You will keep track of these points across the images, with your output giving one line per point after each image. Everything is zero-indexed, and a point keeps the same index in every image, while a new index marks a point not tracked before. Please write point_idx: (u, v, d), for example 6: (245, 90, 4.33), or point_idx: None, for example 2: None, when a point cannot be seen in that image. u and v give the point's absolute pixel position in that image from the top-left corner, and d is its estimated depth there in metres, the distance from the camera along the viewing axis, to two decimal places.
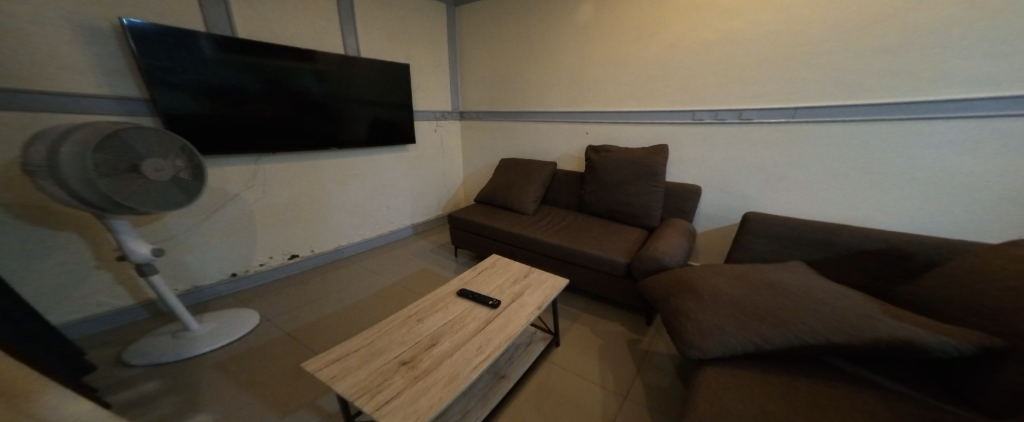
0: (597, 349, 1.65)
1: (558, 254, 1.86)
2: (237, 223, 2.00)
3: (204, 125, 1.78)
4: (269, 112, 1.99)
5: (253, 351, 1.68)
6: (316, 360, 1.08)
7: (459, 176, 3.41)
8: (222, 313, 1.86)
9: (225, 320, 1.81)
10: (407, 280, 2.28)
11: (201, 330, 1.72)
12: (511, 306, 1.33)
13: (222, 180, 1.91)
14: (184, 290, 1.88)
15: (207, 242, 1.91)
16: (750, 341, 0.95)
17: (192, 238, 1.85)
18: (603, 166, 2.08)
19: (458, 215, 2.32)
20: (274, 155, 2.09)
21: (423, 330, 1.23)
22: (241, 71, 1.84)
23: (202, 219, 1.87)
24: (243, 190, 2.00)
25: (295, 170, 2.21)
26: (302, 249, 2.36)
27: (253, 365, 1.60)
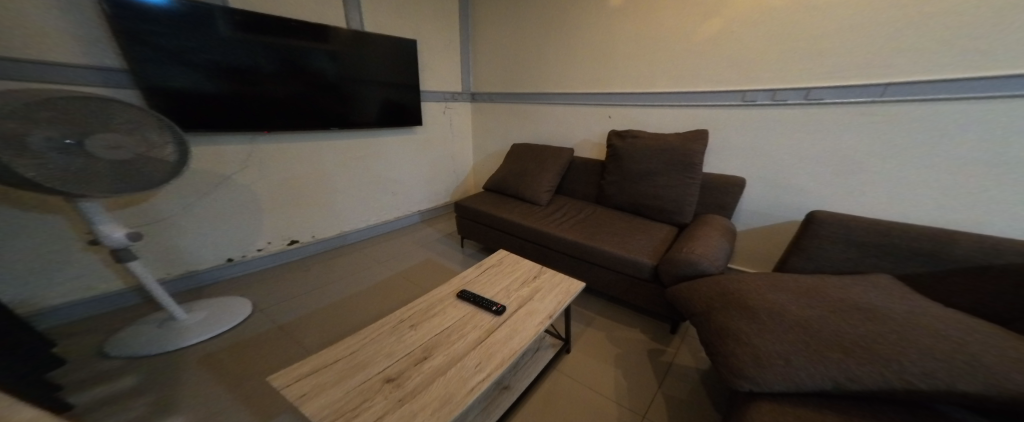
0: (612, 358, 1.43)
1: (573, 251, 1.64)
2: (235, 206, 1.87)
3: (212, 105, 1.66)
4: (280, 92, 1.86)
5: (240, 344, 1.55)
6: (286, 373, 0.93)
7: (469, 162, 3.21)
8: (213, 301, 1.74)
9: (216, 309, 1.69)
10: (410, 271, 2.12)
11: (194, 320, 1.60)
12: (517, 314, 1.13)
13: (217, 160, 1.76)
14: (176, 275, 1.77)
15: (204, 226, 1.79)
16: (825, 378, 0.72)
17: (182, 222, 1.72)
18: (628, 153, 1.83)
19: (465, 203, 2.12)
20: (269, 134, 1.91)
21: (415, 340, 1.05)
22: (256, 52, 1.73)
23: (193, 204, 1.73)
24: (234, 172, 1.83)
25: (297, 150, 2.05)
26: (303, 234, 2.22)
27: (242, 361, 1.47)
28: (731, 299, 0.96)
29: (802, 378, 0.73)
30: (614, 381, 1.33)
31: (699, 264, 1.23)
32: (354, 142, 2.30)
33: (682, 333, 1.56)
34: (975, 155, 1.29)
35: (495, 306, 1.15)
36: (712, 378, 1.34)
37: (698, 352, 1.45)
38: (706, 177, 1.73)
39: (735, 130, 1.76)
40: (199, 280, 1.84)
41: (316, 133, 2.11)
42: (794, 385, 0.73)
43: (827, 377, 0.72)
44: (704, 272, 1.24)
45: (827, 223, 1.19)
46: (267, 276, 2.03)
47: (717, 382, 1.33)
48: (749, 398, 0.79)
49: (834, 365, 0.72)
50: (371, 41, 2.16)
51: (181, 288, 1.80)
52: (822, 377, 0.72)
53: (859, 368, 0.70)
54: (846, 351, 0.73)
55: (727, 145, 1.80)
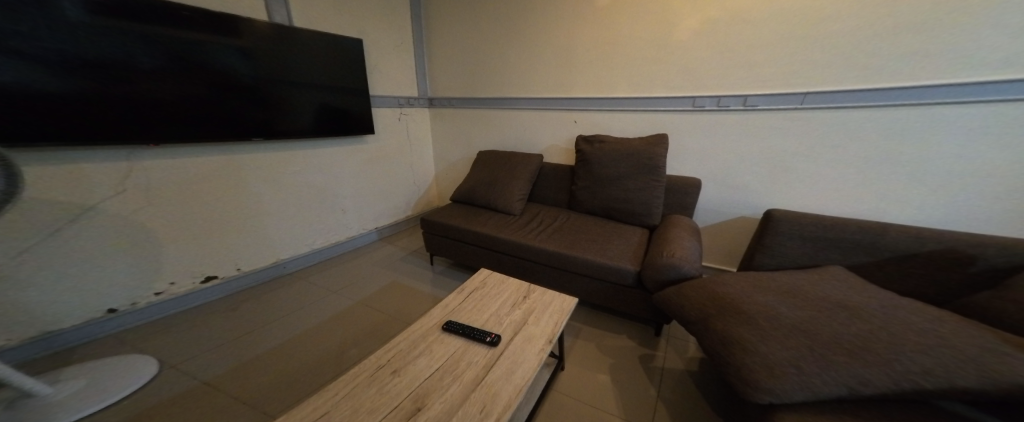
0: (607, 370, 1.42)
1: (552, 261, 1.60)
2: (119, 237, 1.52)
3: (71, 109, 1.32)
4: (168, 91, 1.52)
5: (148, 414, 1.22)
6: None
7: (431, 171, 3.02)
8: (93, 364, 1.37)
9: (101, 373, 1.32)
10: (373, 298, 1.87)
11: (62, 395, 1.23)
12: (514, 342, 1.04)
13: (79, 185, 1.39)
14: (26, 339, 1.38)
15: (61, 270, 1.41)
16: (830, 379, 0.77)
17: (33, 264, 1.35)
18: (600, 158, 1.85)
19: (431, 217, 1.97)
20: (154, 148, 1.54)
21: (401, 389, 0.90)
22: (129, 43, 1.40)
23: (51, 246, 1.37)
24: (101, 201, 1.45)
25: (199, 168, 1.67)
26: (225, 267, 1.85)
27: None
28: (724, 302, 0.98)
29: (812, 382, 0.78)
30: (613, 395, 1.32)
31: (681, 268, 1.23)
32: (284, 153, 1.98)
33: (666, 335, 1.62)
34: (891, 153, 1.48)
35: (489, 337, 1.04)
36: (702, 378, 1.40)
37: (684, 354, 1.52)
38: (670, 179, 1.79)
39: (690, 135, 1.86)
40: (63, 341, 1.46)
41: (229, 145, 1.76)
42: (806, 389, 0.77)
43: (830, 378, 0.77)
44: (684, 276, 1.25)
45: (784, 221, 1.28)
46: (190, 323, 1.65)
47: (708, 380, 1.39)
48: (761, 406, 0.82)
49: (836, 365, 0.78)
50: (299, 37, 1.88)
51: (35, 352, 1.41)
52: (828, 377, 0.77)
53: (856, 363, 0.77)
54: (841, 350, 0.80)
55: (685, 150, 1.89)
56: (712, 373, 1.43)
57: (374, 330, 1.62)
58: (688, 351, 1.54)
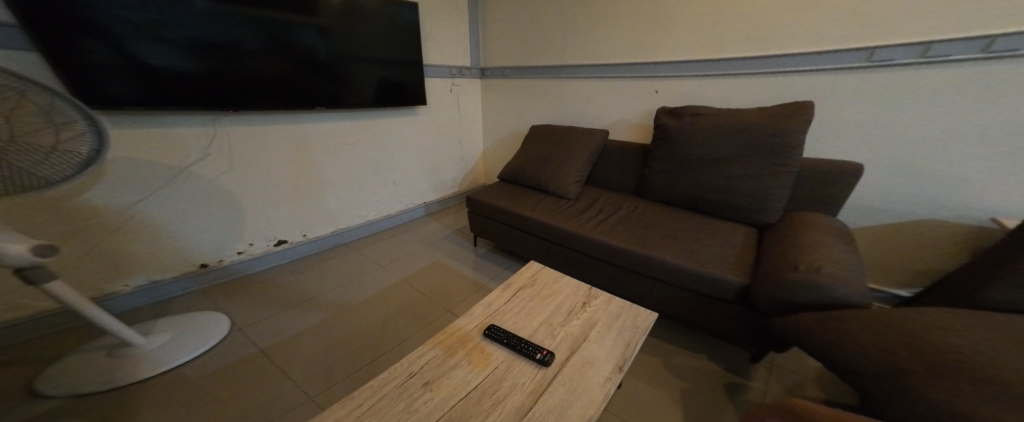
0: (678, 394, 1.15)
1: (616, 258, 1.31)
2: (209, 195, 1.45)
3: (184, 87, 1.31)
4: (268, 74, 1.50)
5: (224, 377, 1.15)
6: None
7: (479, 147, 2.86)
8: (186, 317, 1.30)
9: (187, 329, 1.25)
10: (417, 276, 1.77)
11: (155, 346, 1.16)
12: (571, 365, 0.82)
13: (168, 145, 1.33)
14: (135, 288, 1.36)
15: (158, 226, 1.36)
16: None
17: (143, 216, 1.32)
18: (688, 136, 1.48)
19: (477, 197, 1.78)
20: (235, 115, 1.47)
21: (432, 409, 0.72)
22: (235, 25, 1.37)
23: (156, 198, 1.33)
24: (193, 162, 1.39)
25: (274, 135, 1.61)
26: (291, 232, 1.80)
27: (214, 397, 1.09)
28: (913, 347, 0.74)
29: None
30: None
31: (834, 290, 0.89)
32: (345, 124, 1.90)
33: (767, 362, 1.27)
34: None
35: (541, 355, 0.82)
36: None
37: (794, 391, 1.16)
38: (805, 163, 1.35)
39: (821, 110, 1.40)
40: (161, 293, 1.42)
41: (297, 115, 1.68)
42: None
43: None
44: (838, 302, 0.89)
45: None
46: (261, 283, 1.61)
47: None
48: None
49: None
50: (364, 11, 1.74)
51: (144, 301, 1.39)
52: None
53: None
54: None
55: (828, 123, 1.40)
56: None
57: (414, 311, 1.52)
58: (803, 388, 1.17)
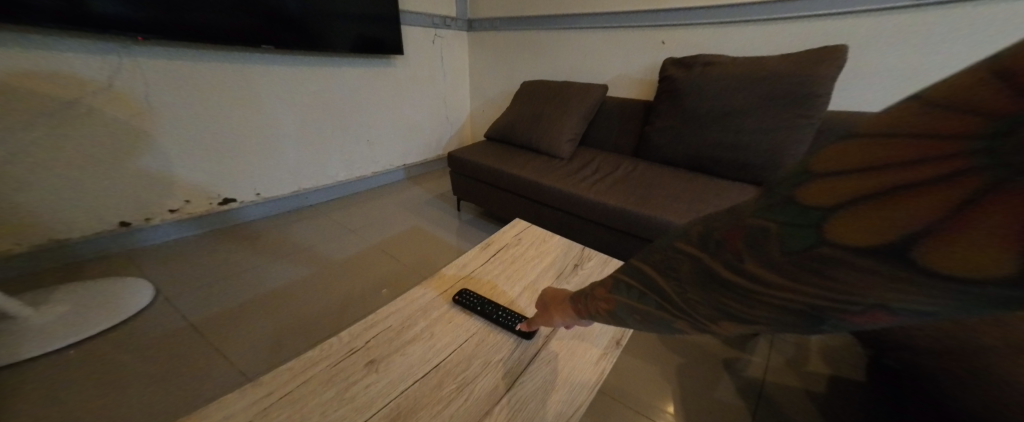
0: (673, 369, 1.03)
1: (612, 220, 1.14)
2: (124, 139, 1.20)
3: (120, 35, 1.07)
4: (213, 10, 1.23)
5: (140, 350, 0.94)
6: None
7: (465, 109, 2.62)
8: (98, 285, 1.08)
9: (96, 298, 1.04)
10: (392, 242, 1.58)
11: (44, 320, 0.94)
12: (558, 338, 0.66)
13: (61, 74, 1.05)
14: (31, 247, 1.11)
15: (59, 173, 1.10)
16: (888, 277, 0.17)
17: (41, 159, 1.06)
18: (700, 86, 1.28)
19: (460, 155, 1.58)
20: (150, 44, 1.18)
21: (376, 396, 0.52)
22: None
23: (51, 137, 1.07)
24: (93, 97, 1.11)
25: (212, 73, 1.33)
26: (243, 191, 1.57)
27: (122, 373, 0.87)
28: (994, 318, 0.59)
29: (881, 284, 0.18)
30: (682, 405, 0.92)
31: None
32: (303, 69, 1.61)
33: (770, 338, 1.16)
34: None
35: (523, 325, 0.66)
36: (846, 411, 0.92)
37: (799, 366, 1.05)
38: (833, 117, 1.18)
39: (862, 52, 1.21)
40: (72, 255, 1.19)
41: (243, 53, 1.40)
42: (961, 310, 0.17)
43: (824, 256, 0.19)
44: None
45: None
46: (206, 251, 1.37)
47: (847, 413, 0.91)
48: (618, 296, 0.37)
49: (958, 211, 0.14)
50: None
51: (47, 263, 1.15)
52: (900, 249, 0.16)
53: (1003, 257, 0.13)
54: (1001, 126, 0.12)
55: (864, 74, 1.23)
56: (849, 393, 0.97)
57: (385, 278, 1.34)
58: (809, 363, 1.06)
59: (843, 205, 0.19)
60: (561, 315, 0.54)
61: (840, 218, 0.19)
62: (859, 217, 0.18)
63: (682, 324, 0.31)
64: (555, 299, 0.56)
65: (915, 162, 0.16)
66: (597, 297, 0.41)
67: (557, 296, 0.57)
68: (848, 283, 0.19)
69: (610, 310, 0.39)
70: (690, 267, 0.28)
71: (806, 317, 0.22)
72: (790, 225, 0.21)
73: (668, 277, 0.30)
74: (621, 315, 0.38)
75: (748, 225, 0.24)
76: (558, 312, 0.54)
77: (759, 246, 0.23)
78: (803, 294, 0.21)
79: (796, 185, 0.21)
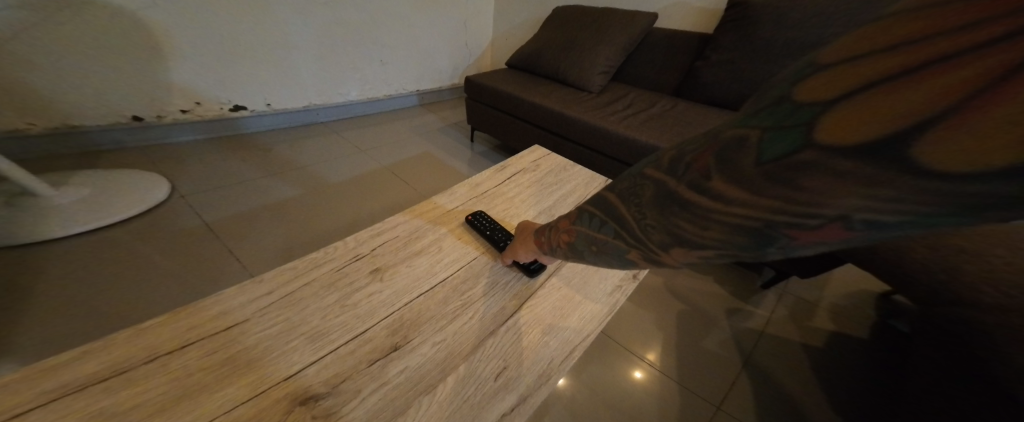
0: (674, 315, 1.01)
1: (639, 161, 1.05)
2: (130, 32, 1.11)
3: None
4: None
5: (157, 244, 0.95)
6: (12, 392, 0.33)
7: (487, 34, 2.39)
8: (114, 175, 1.08)
9: (113, 186, 1.03)
10: (403, 166, 1.53)
11: (65, 201, 0.95)
12: (569, 267, 0.62)
13: None
14: (48, 130, 1.11)
15: (63, 58, 1.04)
16: (865, 180, 0.16)
17: (36, 41, 0.99)
18: (781, 14, 1.07)
19: (479, 80, 1.45)
20: None
21: (379, 306, 0.50)
22: None
23: (53, 20, 0.99)
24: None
25: None
26: (253, 98, 1.50)
27: (143, 264, 0.90)
28: None
29: (846, 187, 0.17)
30: (683, 352, 0.92)
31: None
32: None
33: (779, 291, 1.10)
34: None
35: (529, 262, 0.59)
36: (847, 371, 0.89)
37: (803, 321, 1.01)
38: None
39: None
40: (90, 142, 1.19)
41: None
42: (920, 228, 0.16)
43: (801, 158, 0.18)
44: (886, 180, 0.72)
45: None
46: (218, 156, 1.35)
47: (850, 375, 0.89)
48: (579, 224, 0.37)
49: (981, 92, 0.13)
50: None
51: (64, 149, 1.16)
52: (892, 145, 0.15)
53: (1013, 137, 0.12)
54: None
55: None
56: (855, 352, 0.94)
57: (395, 201, 1.31)
58: (814, 319, 1.02)
59: (836, 100, 0.17)
60: (526, 249, 0.55)
61: (834, 114, 0.17)
62: (850, 109, 0.17)
63: (633, 252, 0.30)
64: (522, 234, 0.56)
65: (952, 50, 0.14)
66: (561, 228, 0.42)
67: (525, 230, 0.57)
68: (817, 191, 0.18)
69: (568, 239, 0.40)
70: (652, 191, 0.27)
71: (754, 239, 0.21)
72: (774, 129, 0.19)
73: (630, 201, 0.29)
74: (577, 243, 0.38)
75: (725, 139, 0.22)
76: (522, 245, 0.55)
77: (729, 158, 0.21)
78: (761, 207, 0.20)
79: (787, 92, 0.20)
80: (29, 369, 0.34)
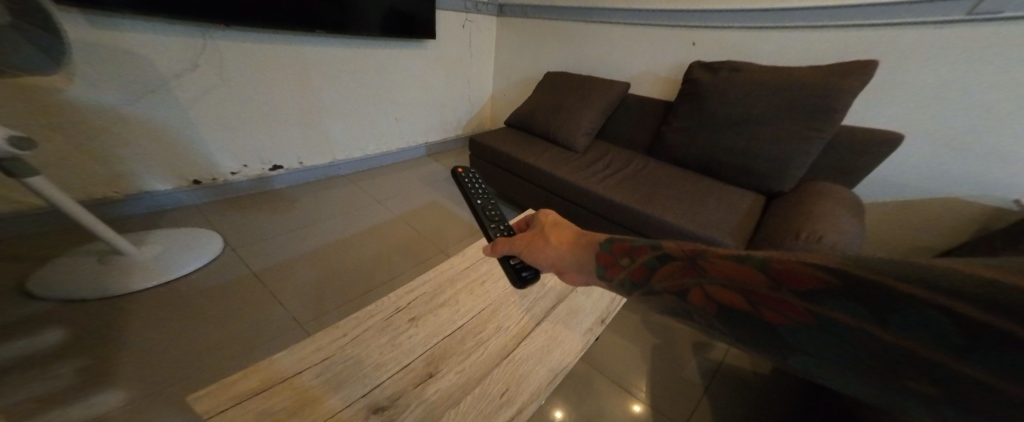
0: (649, 349, 1.21)
1: (615, 214, 1.27)
2: (197, 111, 1.37)
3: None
4: None
5: (215, 293, 1.15)
6: (212, 397, 0.53)
7: (486, 90, 2.71)
8: (177, 232, 1.29)
9: (179, 244, 1.24)
10: (414, 215, 1.75)
11: (146, 259, 1.14)
12: (554, 313, 0.83)
13: (154, 53, 1.21)
14: (127, 195, 1.32)
15: (146, 135, 1.29)
16: None
17: (131, 122, 1.24)
18: (721, 93, 1.33)
19: (481, 140, 1.71)
20: (228, 29, 1.33)
21: (417, 344, 0.70)
22: None
23: (142, 105, 1.24)
24: (182, 71, 1.28)
25: (269, 56, 1.48)
26: (287, 158, 1.75)
27: (209, 308, 1.09)
28: None
29: None
30: (653, 379, 1.10)
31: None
32: (347, 50, 1.74)
33: None
34: None
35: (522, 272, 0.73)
36: (785, 393, 1.09)
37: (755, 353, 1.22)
38: (847, 133, 1.21)
39: (899, 61, 1.16)
40: (157, 203, 1.40)
41: (298, 35, 1.54)
42: None
43: None
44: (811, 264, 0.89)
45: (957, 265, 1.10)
46: (257, 210, 1.57)
47: (786, 395, 1.08)
48: (895, 335, 0.24)
49: None
50: None
51: (136, 210, 1.36)
52: None
53: None
54: None
55: (893, 89, 1.19)
56: (794, 379, 1.14)
57: (407, 248, 1.51)
58: None
59: None
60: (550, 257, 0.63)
61: None
62: None
63: None
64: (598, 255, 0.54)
65: None
66: (742, 287, 0.33)
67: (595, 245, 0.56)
68: None
69: (754, 315, 0.32)
70: None
71: None
72: None
73: None
74: (844, 352, 0.27)
75: None
76: (541, 252, 0.64)
77: None
78: None
79: None
80: (214, 386, 0.54)
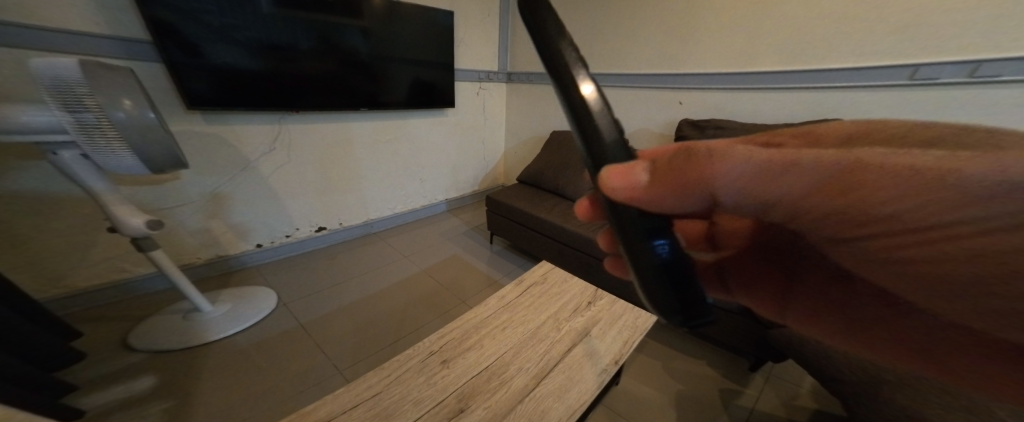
0: (673, 395, 1.25)
1: None
2: (263, 185, 1.67)
3: (250, 84, 1.47)
4: (317, 71, 1.65)
5: (270, 343, 1.31)
6: None
7: (500, 149, 2.99)
8: (239, 291, 1.50)
9: (241, 301, 1.44)
10: (440, 268, 1.92)
11: (215, 315, 1.34)
12: (572, 357, 0.93)
13: (238, 142, 1.53)
14: (205, 260, 1.58)
15: (225, 208, 1.58)
16: None
17: (215, 197, 1.53)
18: None
19: (497, 197, 1.91)
20: (299, 114, 1.69)
21: (450, 383, 0.82)
22: (298, 27, 1.52)
23: (225, 182, 1.54)
24: (260, 155, 1.62)
25: (322, 132, 1.81)
26: (330, 220, 2.00)
27: (267, 357, 1.25)
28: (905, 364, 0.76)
29: None
30: None
31: None
32: (382, 125, 2.06)
33: (765, 374, 1.36)
34: None
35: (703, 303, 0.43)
36: None
37: (785, 400, 1.24)
38: None
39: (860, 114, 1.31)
40: (226, 266, 1.64)
41: (346, 115, 1.88)
42: None
43: None
44: None
45: None
46: (304, 267, 1.79)
47: None
48: None
49: None
50: (403, 16, 1.87)
51: (209, 273, 1.60)
52: None
53: None
54: None
55: None
56: None
57: (433, 299, 1.66)
58: (797, 398, 1.25)
59: None
60: None
61: None
62: None
63: None
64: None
65: None
66: None
67: None
68: None
69: None
70: None
71: None
72: None
73: None
74: None
75: None
76: None
77: None
78: None
79: None
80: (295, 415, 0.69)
